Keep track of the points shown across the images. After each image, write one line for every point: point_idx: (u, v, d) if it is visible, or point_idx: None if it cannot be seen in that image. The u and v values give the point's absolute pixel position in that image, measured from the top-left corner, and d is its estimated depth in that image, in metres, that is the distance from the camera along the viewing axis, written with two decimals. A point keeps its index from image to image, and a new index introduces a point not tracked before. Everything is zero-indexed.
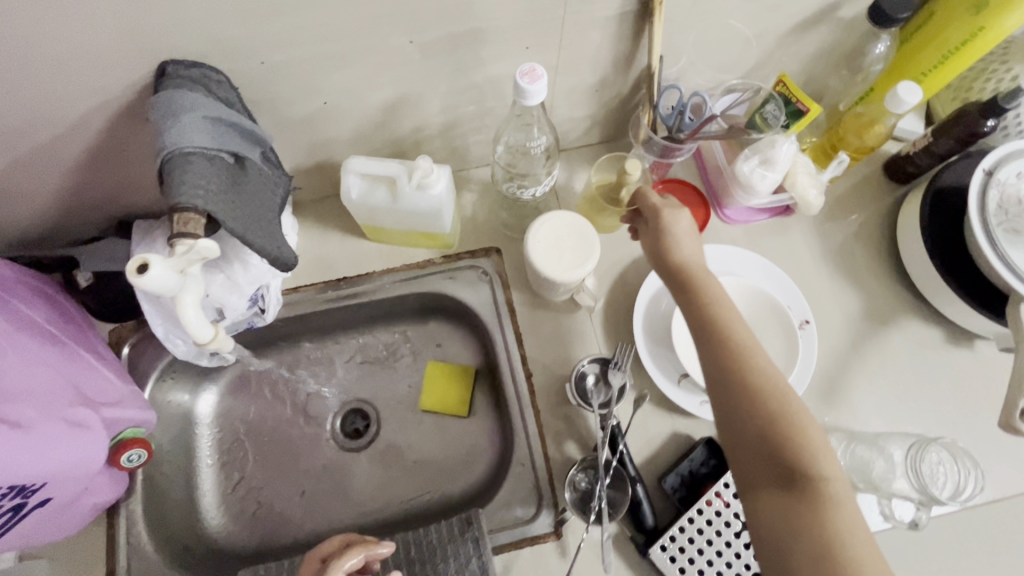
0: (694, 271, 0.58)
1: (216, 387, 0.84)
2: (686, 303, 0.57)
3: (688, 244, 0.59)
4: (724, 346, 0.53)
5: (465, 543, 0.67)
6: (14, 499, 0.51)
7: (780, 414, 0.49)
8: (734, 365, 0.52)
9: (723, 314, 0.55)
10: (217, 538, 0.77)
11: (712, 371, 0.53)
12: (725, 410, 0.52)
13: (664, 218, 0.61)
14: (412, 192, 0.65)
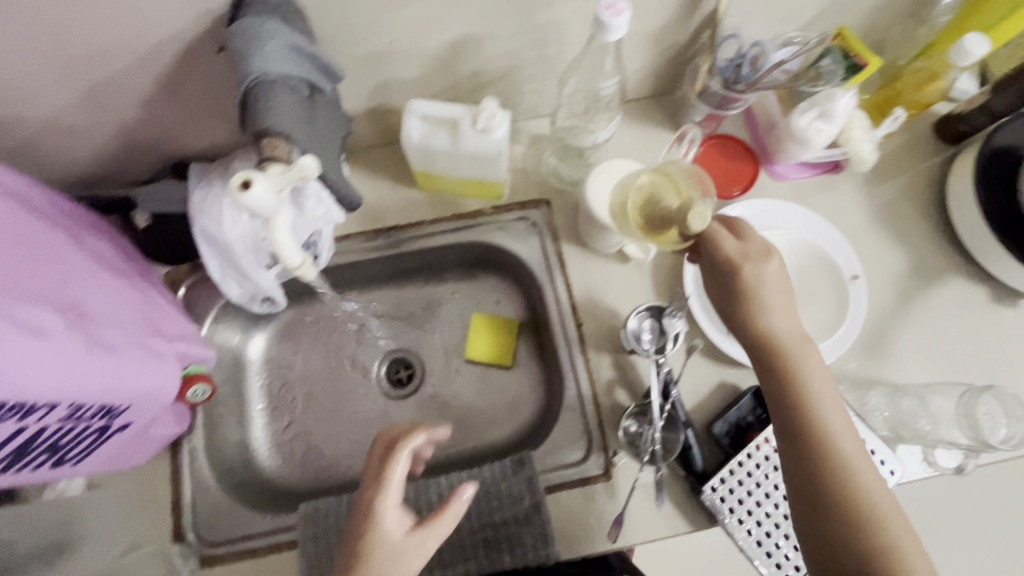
0: (781, 344, 0.56)
1: (266, 333, 0.86)
2: (771, 380, 0.56)
3: (777, 310, 0.56)
4: (807, 431, 0.53)
5: (518, 482, 0.69)
6: (104, 420, 0.52)
7: (868, 513, 0.50)
8: (820, 453, 0.53)
9: (810, 394, 0.54)
10: (270, 477, 0.80)
11: (796, 453, 0.54)
12: (810, 495, 0.52)
13: (743, 276, 0.57)
14: (474, 135, 0.65)
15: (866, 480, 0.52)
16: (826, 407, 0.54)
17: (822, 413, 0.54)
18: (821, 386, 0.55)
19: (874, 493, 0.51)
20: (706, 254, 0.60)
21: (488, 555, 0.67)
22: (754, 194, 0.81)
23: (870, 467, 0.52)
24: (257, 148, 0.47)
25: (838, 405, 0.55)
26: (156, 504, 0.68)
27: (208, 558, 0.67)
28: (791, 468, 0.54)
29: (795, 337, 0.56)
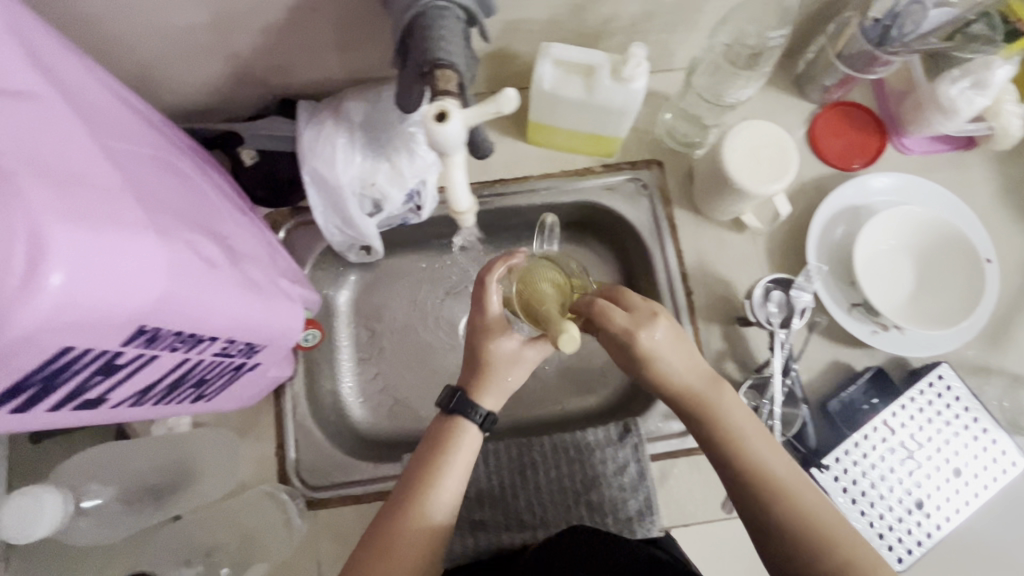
0: (700, 394, 0.52)
1: (352, 282, 0.83)
2: (698, 427, 0.52)
3: (674, 359, 0.51)
4: (756, 471, 0.49)
5: (623, 449, 0.68)
6: (245, 357, 0.50)
7: (834, 539, 0.45)
8: (760, 494, 0.48)
9: (731, 437, 0.50)
10: (357, 428, 0.78)
11: (746, 502, 0.49)
12: (777, 539, 0.47)
13: (635, 337, 0.50)
14: (612, 84, 0.61)
15: (807, 500, 0.47)
16: (757, 448, 0.50)
17: (745, 450, 0.50)
18: (735, 409, 0.51)
19: (821, 516, 0.47)
20: (623, 353, 0.53)
21: (593, 516, 0.67)
22: (878, 167, 0.77)
23: (806, 488, 0.48)
24: (427, 82, 0.44)
25: (763, 436, 0.51)
26: (262, 445, 0.69)
27: (312, 501, 0.67)
28: (756, 523, 0.49)
29: (685, 369, 0.52)
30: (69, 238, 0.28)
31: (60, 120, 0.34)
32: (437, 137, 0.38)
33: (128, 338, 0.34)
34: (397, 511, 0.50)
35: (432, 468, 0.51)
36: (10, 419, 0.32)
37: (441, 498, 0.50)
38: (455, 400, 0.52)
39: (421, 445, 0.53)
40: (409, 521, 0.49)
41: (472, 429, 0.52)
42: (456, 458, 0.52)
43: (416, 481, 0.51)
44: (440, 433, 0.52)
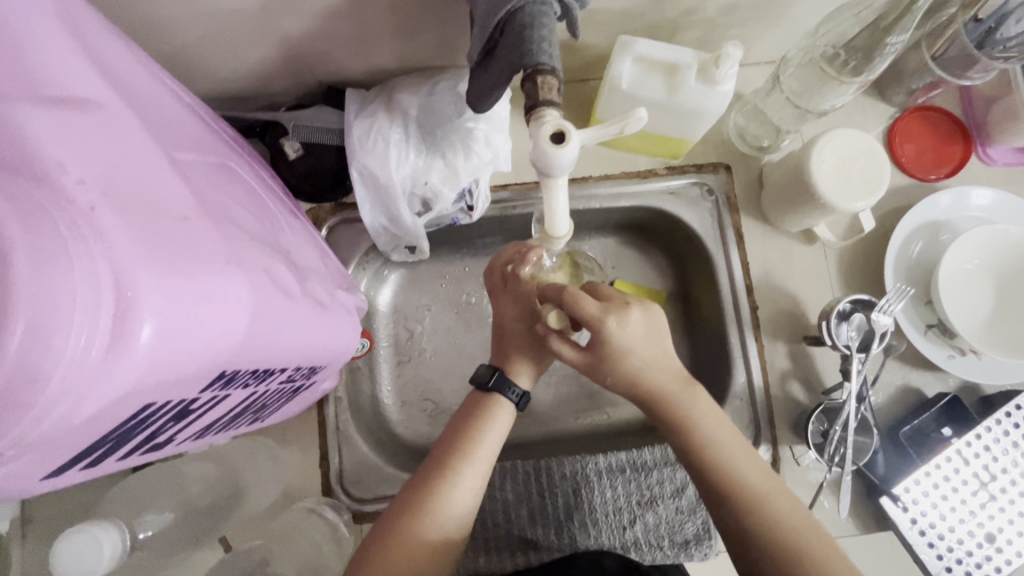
0: (669, 398, 0.49)
1: (393, 281, 0.79)
2: (668, 432, 0.50)
3: (644, 360, 0.49)
4: (722, 473, 0.47)
5: (681, 470, 0.65)
6: (304, 378, 0.46)
7: (807, 547, 0.42)
8: (726, 497, 0.46)
9: (697, 438, 0.48)
10: (397, 434, 0.74)
11: (717, 507, 0.47)
12: (742, 542, 0.45)
13: (606, 334, 0.47)
14: (696, 85, 0.56)
15: (780, 507, 0.45)
16: (729, 451, 0.47)
17: (716, 453, 0.47)
18: (712, 425, 0.49)
19: (793, 523, 0.44)
20: (596, 357, 0.49)
21: (648, 538, 0.64)
22: (960, 179, 0.72)
23: (781, 494, 0.46)
24: (523, 88, 0.39)
25: (737, 443, 0.48)
26: (306, 454, 0.66)
27: (357, 515, 0.63)
28: (724, 528, 0.46)
29: (667, 379, 0.49)
30: (158, 286, 0.24)
31: (130, 132, 0.29)
32: (548, 161, 0.34)
33: (206, 384, 0.30)
34: (427, 477, 0.53)
35: (467, 439, 0.55)
36: (77, 475, 0.29)
37: (474, 468, 0.54)
38: (493, 378, 0.57)
39: (456, 419, 0.58)
40: (438, 492, 0.52)
41: (507, 405, 0.57)
42: (491, 432, 0.56)
43: (447, 453, 0.55)
44: (476, 405, 0.58)
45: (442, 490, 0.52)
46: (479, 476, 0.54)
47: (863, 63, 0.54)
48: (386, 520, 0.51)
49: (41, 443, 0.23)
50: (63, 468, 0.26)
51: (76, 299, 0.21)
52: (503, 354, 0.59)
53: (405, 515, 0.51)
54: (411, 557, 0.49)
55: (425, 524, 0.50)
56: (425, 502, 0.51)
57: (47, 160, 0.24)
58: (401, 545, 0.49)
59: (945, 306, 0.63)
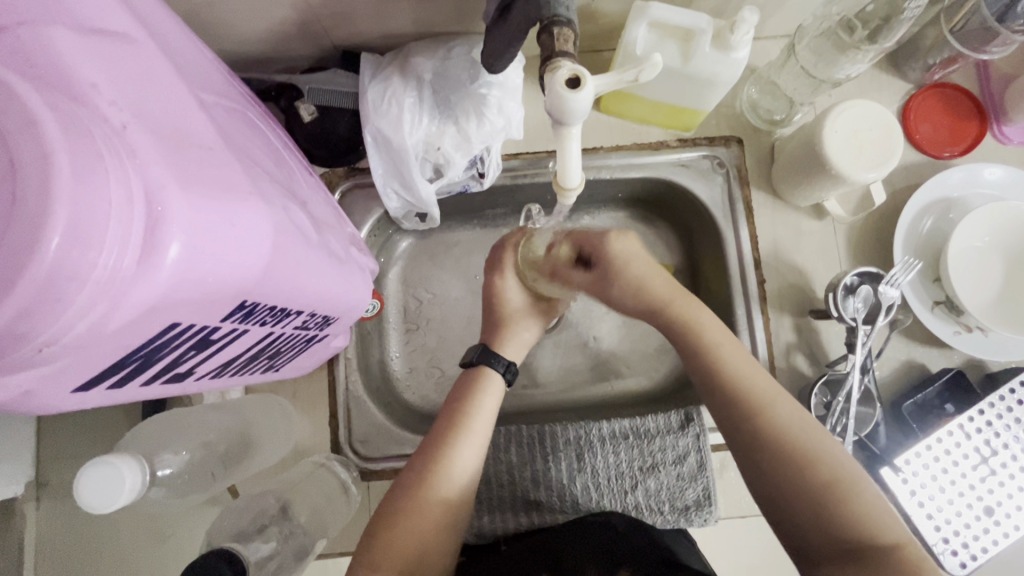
0: (673, 304, 0.52)
1: (403, 250, 0.80)
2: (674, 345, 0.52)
3: (648, 271, 0.54)
4: (732, 389, 0.48)
5: (684, 437, 0.66)
6: (316, 328, 0.47)
7: (805, 451, 0.43)
8: (734, 414, 0.47)
9: (708, 355, 0.50)
10: (404, 399, 0.75)
11: (728, 424, 0.48)
12: (748, 459, 0.46)
13: (619, 241, 0.54)
14: (711, 51, 0.56)
15: (782, 413, 0.46)
16: (739, 373, 0.48)
17: (718, 363, 0.49)
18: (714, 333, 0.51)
19: (796, 428, 0.45)
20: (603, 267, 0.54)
21: (649, 502, 0.66)
22: (973, 156, 0.71)
23: (781, 399, 0.47)
24: (540, 40, 0.40)
25: (742, 356, 0.50)
26: (317, 412, 0.67)
27: (365, 473, 0.65)
28: (735, 447, 0.47)
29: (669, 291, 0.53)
30: (186, 203, 0.25)
31: (156, 63, 0.30)
32: (564, 107, 0.34)
33: (228, 313, 0.32)
34: (429, 448, 0.54)
35: (462, 414, 0.56)
36: (104, 396, 0.30)
37: (472, 440, 0.55)
38: (476, 354, 0.60)
39: (450, 396, 0.59)
40: (441, 458, 0.53)
41: (495, 377, 0.59)
42: (484, 403, 0.57)
43: (448, 423, 0.56)
44: (469, 382, 0.59)
45: (443, 465, 0.53)
46: (480, 444, 0.55)
47: (883, 28, 0.53)
48: (391, 496, 0.52)
49: (76, 348, 0.24)
50: (91, 384, 0.28)
51: (112, 208, 0.22)
52: (494, 327, 0.64)
53: (414, 484, 0.52)
54: (417, 532, 0.50)
55: (428, 495, 0.51)
56: (428, 475, 0.52)
57: (81, 82, 0.25)
58: (411, 520, 0.50)
59: (954, 281, 0.63)
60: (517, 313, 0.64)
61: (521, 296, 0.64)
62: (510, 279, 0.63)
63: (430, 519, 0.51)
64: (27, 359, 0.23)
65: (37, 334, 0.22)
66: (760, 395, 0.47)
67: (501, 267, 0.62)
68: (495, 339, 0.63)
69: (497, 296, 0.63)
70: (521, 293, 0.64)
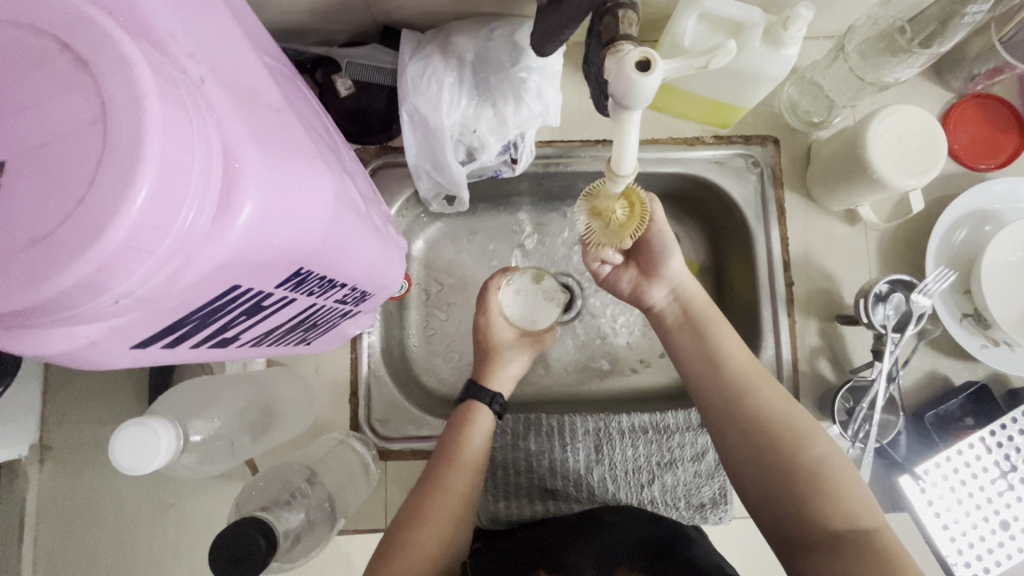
0: (698, 315, 0.59)
1: (428, 233, 0.80)
2: (694, 348, 0.58)
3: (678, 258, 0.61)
4: (728, 375, 0.55)
5: (703, 435, 0.66)
6: (352, 304, 0.47)
7: (791, 433, 0.50)
8: (729, 405, 0.54)
9: (713, 353, 0.56)
10: (422, 380, 0.75)
11: (740, 424, 0.53)
12: (739, 446, 0.52)
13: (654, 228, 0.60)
14: (760, 47, 0.55)
15: (783, 416, 0.52)
16: (745, 371, 0.55)
17: (731, 367, 0.55)
18: (719, 329, 0.58)
19: (778, 409, 0.52)
20: (646, 255, 0.61)
21: (664, 497, 0.66)
22: (1010, 170, 0.71)
23: (765, 384, 0.54)
24: (602, 22, 0.43)
25: (750, 363, 0.55)
26: (337, 390, 0.67)
27: (383, 452, 0.65)
28: (739, 443, 0.52)
29: (692, 285, 0.60)
30: (259, 162, 0.25)
31: (224, 21, 0.29)
32: (631, 90, 0.34)
33: (282, 280, 0.31)
34: (427, 483, 0.58)
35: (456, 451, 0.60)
36: (158, 355, 0.30)
37: (462, 470, 0.59)
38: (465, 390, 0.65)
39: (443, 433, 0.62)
40: (436, 497, 0.57)
41: (485, 411, 0.63)
42: (475, 437, 0.61)
43: (442, 459, 0.59)
44: (461, 420, 0.62)
45: (438, 501, 0.57)
46: (468, 478, 0.59)
47: (938, 33, 0.53)
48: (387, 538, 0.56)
49: (147, 302, 0.23)
50: (149, 341, 0.27)
51: (193, 166, 0.22)
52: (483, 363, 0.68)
53: (411, 521, 0.56)
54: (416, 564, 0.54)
55: (421, 531, 0.56)
56: (426, 508, 0.57)
57: (160, 31, 0.24)
58: (408, 550, 0.54)
59: (985, 294, 0.63)
60: (506, 345, 0.69)
61: (505, 333, 0.70)
62: (494, 318, 0.70)
63: (433, 536, 0.56)
64: (97, 311, 0.22)
65: (114, 285, 0.21)
66: (767, 403, 0.52)
67: (485, 308, 0.70)
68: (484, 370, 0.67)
69: (485, 333, 0.70)
70: (507, 331, 0.70)
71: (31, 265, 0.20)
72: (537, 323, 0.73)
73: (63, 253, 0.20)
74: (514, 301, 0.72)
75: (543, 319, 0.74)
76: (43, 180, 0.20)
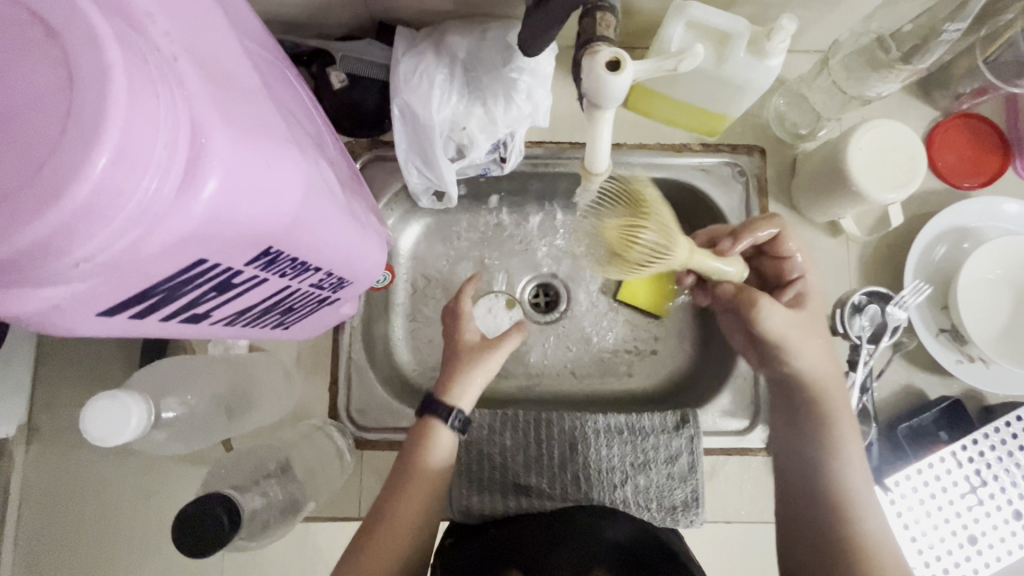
0: (827, 410, 0.56)
1: (417, 228, 0.80)
2: (808, 439, 0.57)
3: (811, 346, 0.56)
4: (833, 485, 0.54)
5: (677, 438, 0.66)
6: (328, 290, 0.48)
7: (874, 561, 0.50)
8: (826, 513, 0.53)
9: (828, 458, 0.55)
10: (403, 373, 0.76)
11: (826, 532, 0.53)
12: (812, 552, 0.54)
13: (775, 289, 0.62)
14: (745, 57, 0.56)
15: (873, 537, 0.52)
16: (850, 483, 0.54)
17: (836, 476, 0.54)
18: (850, 447, 0.55)
19: (871, 533, 0.52)
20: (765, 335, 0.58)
21: (637, 498, 0.66)
22: (993, 189, 0.72)
23: (875, 513, 0.53)
24: (583, 23, 0.44)
25: (864, 476, 0.55)
26: (318, 378, 0.67)
27: (361, 441, 0.66)
28: (816, 549, 0.53)
29: (829, 384, 0.56)
30: (227, 139, 0.25)
31: (207, 6, 0.30)
32: (601, 88, 0.35)
33: (252, 258, 0.32)
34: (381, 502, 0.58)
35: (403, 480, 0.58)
36: (124, 326, 0.30)
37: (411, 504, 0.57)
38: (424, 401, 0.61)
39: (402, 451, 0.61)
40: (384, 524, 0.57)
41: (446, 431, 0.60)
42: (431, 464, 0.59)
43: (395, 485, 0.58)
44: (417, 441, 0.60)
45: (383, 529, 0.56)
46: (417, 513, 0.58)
47: (918, 50, 0.54)
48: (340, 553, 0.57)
49: (109, 267, 0.24)
50: (115, 311, 0.28)
51: (158, 138, 0.23)
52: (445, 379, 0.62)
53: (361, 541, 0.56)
54: None
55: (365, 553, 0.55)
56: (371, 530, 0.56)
57: (136, 9, 0.25)
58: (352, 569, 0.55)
59: (961, 309, 0.63)
60: (476, 346, 0.63)
61: (472, 338, 0.65)
62: (464, 316, 0.66)
63: (401, 536, 0.57)
64: (60, 274, 0.23)
65: (75, 248, 0.22)
66: (865, 523, 0.52)
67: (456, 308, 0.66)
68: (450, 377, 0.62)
69: (454, 334, 0.65)
70: (473, 335, 0.65)
71: None
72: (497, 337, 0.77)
73: (25, 211, 0.21)
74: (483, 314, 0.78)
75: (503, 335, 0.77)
76: (9, 145, 0.21)
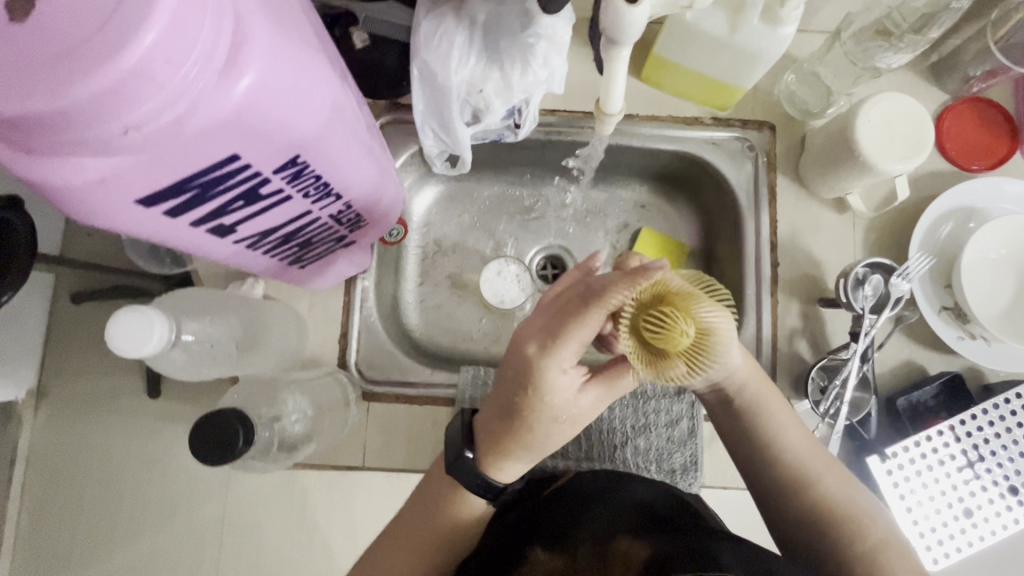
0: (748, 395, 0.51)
1: (429, 194, 0.82)
2: (739, 424, 0.52)
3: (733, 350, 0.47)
4: (781, 455, 0.51)
5: (679, 403, 0.68)
6: (345, 228, 0.49)
7: (848, 515, 0.48)
8: (782, 481, 0.50)
9: (763, 434, 0.51)
10: (411, 334, 0.77)
11: (793, 500, 0.50)
12: (795, 523, 0.50)
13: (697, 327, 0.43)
14: (759, 24, 0.57)
15: (834, 491, 0.49)
16: (795, 446, 0.51)
17: (781, 445, 0.51)
18: (778, 412, 0.51)
19: (838, 491, 0.49)
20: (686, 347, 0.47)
21: (636, 460, 0.67)
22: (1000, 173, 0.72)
23: (830, 470, 0.50)
24: None
25: (801, 434, 0.51)
26: (327, 330, 0.69)
27: (367, 394, 0.67)
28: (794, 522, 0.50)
29: (749, 374, 0.50)
30: (267, 31, 0.27)
31: None
32: (618, 20, 0.36)
33: (280, 166, 0.34)
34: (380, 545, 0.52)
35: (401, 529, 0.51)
36: (158, 223, 0.32)
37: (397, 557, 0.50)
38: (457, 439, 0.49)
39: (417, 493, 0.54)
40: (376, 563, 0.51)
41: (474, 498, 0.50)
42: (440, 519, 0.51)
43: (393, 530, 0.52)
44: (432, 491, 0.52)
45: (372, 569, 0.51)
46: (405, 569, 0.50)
47: (929, 21, 0.56)
48: None
49: (153, 137, 0.26)
50: (153, 201, 0.30)
51: (207, 15, 0.25)
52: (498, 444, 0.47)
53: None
54: None
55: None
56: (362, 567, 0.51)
57: None
58: None
59: (964, 284, 0.64)
60: (558, 410, 0.44)
61: (565, 398, 0.44)
62: (549, 380, 0.42)
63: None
64: (110, 138, 0.25)
65: (126, 113, 0.24)
66: (828, 484, 0.49)
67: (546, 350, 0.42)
68: (491, 457, 0.48)
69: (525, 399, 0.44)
70: (561, 393, 0.43)
71: (54, 75, 0.22)
72: (503, 301, 0.80)
73: (80, 70, 0.22)
74: (491, 277, 0.80)
75: (509, 299, 0.80)
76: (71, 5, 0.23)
